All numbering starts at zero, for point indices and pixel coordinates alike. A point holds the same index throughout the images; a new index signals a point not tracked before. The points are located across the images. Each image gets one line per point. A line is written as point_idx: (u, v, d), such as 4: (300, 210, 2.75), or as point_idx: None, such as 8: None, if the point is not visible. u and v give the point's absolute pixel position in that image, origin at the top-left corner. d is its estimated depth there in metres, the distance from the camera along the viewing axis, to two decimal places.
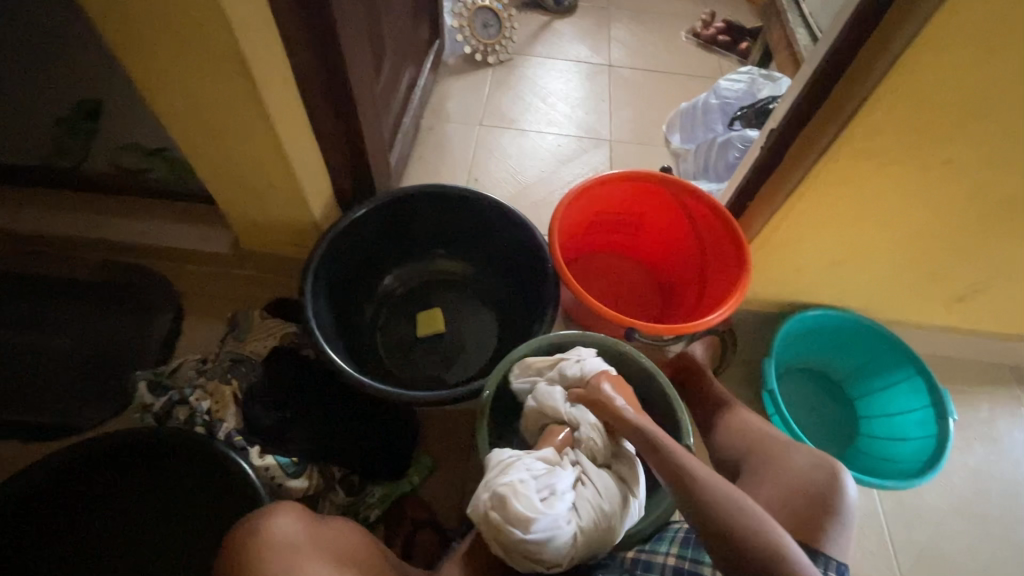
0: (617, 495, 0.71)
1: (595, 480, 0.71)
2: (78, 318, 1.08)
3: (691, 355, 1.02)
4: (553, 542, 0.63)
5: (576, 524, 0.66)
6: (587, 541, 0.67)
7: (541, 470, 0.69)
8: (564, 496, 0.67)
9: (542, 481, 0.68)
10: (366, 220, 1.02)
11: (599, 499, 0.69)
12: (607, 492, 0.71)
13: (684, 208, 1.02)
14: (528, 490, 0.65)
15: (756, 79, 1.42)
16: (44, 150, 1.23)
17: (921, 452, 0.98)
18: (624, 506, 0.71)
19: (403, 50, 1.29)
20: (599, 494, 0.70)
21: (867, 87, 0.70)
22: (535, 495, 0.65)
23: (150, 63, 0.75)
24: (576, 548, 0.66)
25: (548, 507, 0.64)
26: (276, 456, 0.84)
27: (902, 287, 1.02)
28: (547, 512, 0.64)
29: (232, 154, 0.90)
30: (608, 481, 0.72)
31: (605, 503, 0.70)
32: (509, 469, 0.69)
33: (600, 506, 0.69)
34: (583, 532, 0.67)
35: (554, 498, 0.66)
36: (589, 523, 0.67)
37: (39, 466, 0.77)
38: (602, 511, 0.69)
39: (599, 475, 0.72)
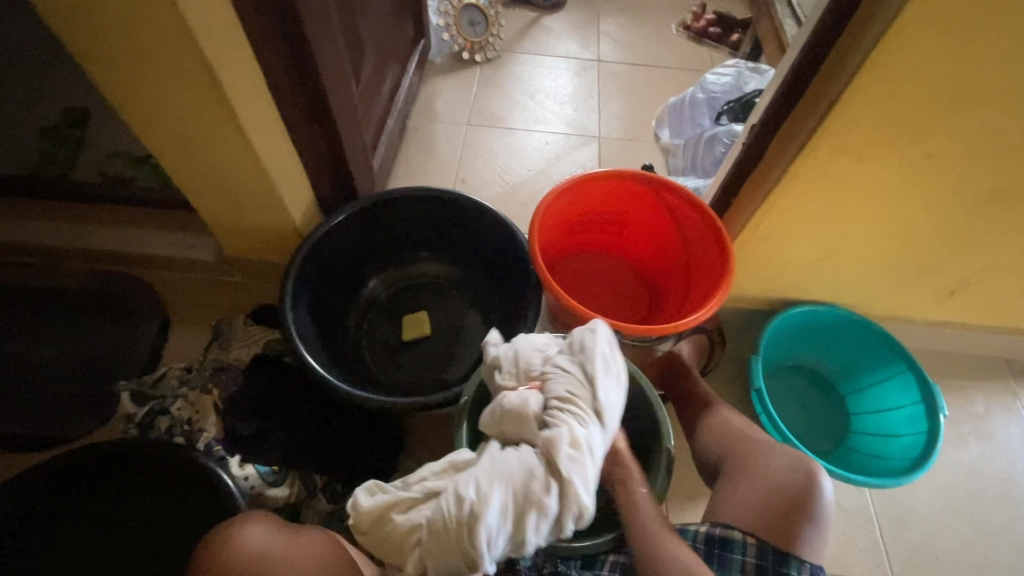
0: (513, 489, 0.54)
1: (485, 481, 0.54)
2: (63, 327, 1.08)
3: (677, 355, 1.01)
4: (392, 536, 0.56)
5: (454, 547, 0.52)
6: (439, 542, 0.53)
7: (421, 485, 0.57)
8: (435, 517, 0.53)
9: (421, 499, 0.56)
10: (347, 224, 1.01)
11: (482, 510, 0.52)
12: (497, 496, 0.53)
13: (668, 207, 1.01)
14: (393, 522, 0.56)
15: (744, 72, 1.41)
16: (30, 161, 1.23)
17: (911, 449, 0.96)
18: (538, 493, 0.53)
19: (385, 50, 1.28)
20: (484, 501, 0.52)
21: (843, 79, 0.69)
22: (401, 526, 0.55)
23: (117, 73, 0.74)
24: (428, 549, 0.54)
25: (379, 496, 0.58)
26: (255, 465, 0.85)
27: (891, 282, 1.01)
28: (373, 502, 0.58)
29: (208, 163, 0.90)
30: (506, 471, 0.55)
31: (493, 513, 0.52)
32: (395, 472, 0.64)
33: (485, 516, 0.51)
34: (464, 551, 0.52)
35: (427, 522, 0.54)
36: (474, 541, 0.51)
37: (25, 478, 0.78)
38: (488, 521, 0.51)
39: (495, 470, 0.55)
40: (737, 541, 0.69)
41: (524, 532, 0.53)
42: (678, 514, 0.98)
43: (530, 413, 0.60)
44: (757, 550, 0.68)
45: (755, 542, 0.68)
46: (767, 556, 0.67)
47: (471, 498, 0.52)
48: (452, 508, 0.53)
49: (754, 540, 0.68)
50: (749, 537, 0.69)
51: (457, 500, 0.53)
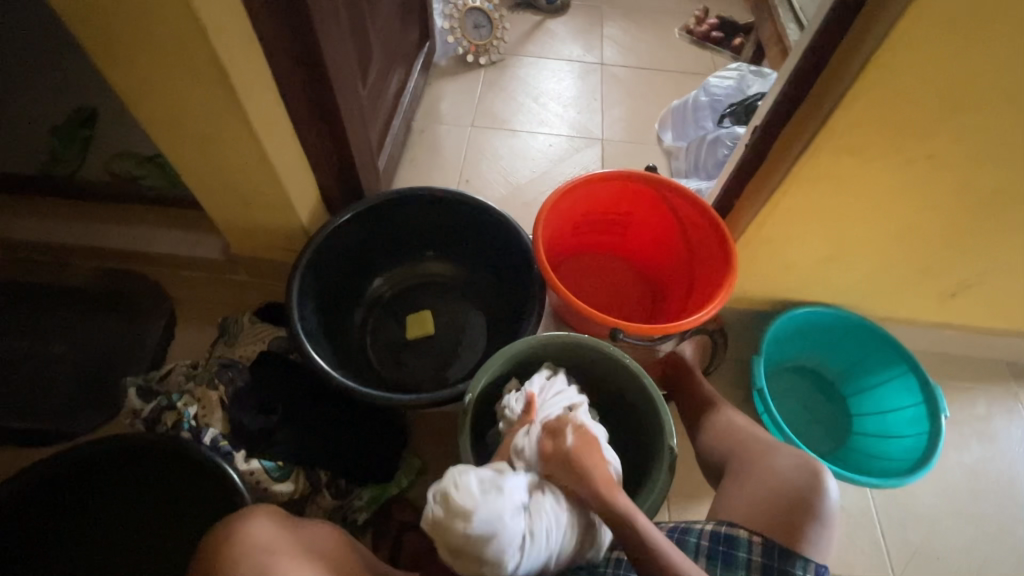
0: (578, 527, 0.67)
1: (568, 511, 0.66)
2: (71, 325, 1.09)
3: (681, 357, 1.02)
4: (495, 540, 0.58)
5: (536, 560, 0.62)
6: (534, 550, 0.62)
7: (519, 497, 0.63)
8: (535, 531, 0.62)
9: (519, 509, 0.62)
10: (353, 223, 1.02)
11: (565, 537, 0.65)
12: (573, 530, 0.66)
13: (671, 208, 1.01)
14: (505, 525, 0.59)
15: (746, 75, 1.42)
16: (39, 159, 1.24)
17: (913, 450, 0.97)
18: (586, 535, 0.68)
19: (391, 52, 1.29)
20: (566, 533, 0.65)
21: (845, 83, 0.70)
22: (511, 532, 0.59)
23: (130, 74, 0.76)
24: (524, 555, 0.61)
25: (488, 498, 0.60)
26: (261, 460, 0.85)
27: (893, 283, 1.01)
28: (486, 503, 0.59)
29: (218, 162, 0.91)
30: (576, 509, 0.67)
31: (568, 544, 0.65)
32: (462, 469, 0.64)
33: (562, 548, 0.65)
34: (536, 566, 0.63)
35: (527, 533, 0.61)
36: (548, 560, 0.64)
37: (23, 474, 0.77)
38: (565, 545, 0.65)
39: (571, 502, 0.67)
40: (743, 539, 0.68)
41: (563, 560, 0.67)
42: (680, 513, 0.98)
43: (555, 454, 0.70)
44: (763, 549, 0.66)
45: (761, 540, 0.67)
46: (773, 554, 0.66)
47: (561, 527, 0.64)
48: (550, 529, 0.63)
49: (760, 539, 0.67)
50: (755, 535, 0.67)
51: (554, 525, 0.64)
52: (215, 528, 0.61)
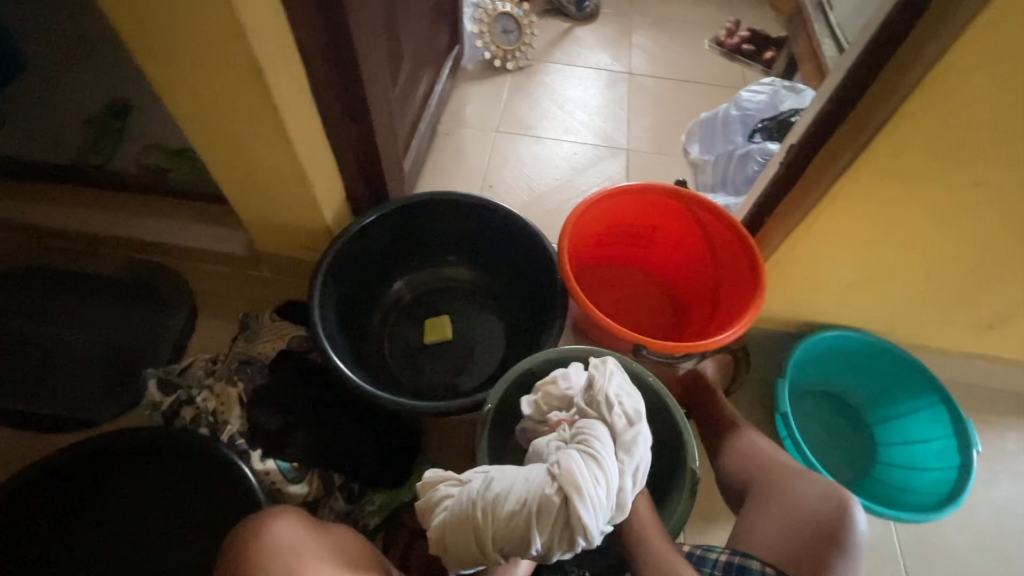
0: (524, 484, 0.58)
1: (509, 470, 0.60)
2: (94, 314, 1.10)
3: (701, 373, 1.00)
4: (425, 498, 0.61)
5: (471, 515, 0.57)
6: (459, 501, 0.59)
7: (467, 473, 0.63)
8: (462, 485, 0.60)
9: (464, 479, 0.62)
10: (378, 226, 1.02)
11: (498, 489, 0.58)
12: (513, 482, 0.59)
13: (700, 224, 1.00)
14: (430, 480, 0.62)
15: (779, 90, 1.39)
16: (72, 148, 1.26)
17: (942, 483, 0.94)
18: (542, 491, 0.57)
19: (421, 55, 1.29)
20: (501, 482, 0.59)
21: (892, 104, 0.68)
22: (440, 491, 0.60)
23: (169, 68, 0.77)
24: (449, 509, 0.58)
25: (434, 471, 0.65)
26: (277, 460, 0.85)
27: (925, 310, 0.98)
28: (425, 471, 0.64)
29: (247, 159, 0.92)
30: (524, 468, 0.61)
31: (506, 491, 0.58)
32: None
33: (499, 495, 0.58)
34: (479, 526, 0.57)
35: (458, 493, 0.59)
36: (489, 513, 0.57)
37: (46, 461, 0.79)
38: (500, 497, 0.57)
39: (520, 464, 0.62)
40: (754, 570, 0.66)
41: (525, 532, 0.56)
42: (695, 535, 0.96)
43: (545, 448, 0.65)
44: None
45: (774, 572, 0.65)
46: None
47: (494, 480, 0.59)
48: (483, 486, 0.59)
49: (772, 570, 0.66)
50: (768, 568, 0.66)
51: (490, 482, 0.59)
52: (240, 527, 0.59)
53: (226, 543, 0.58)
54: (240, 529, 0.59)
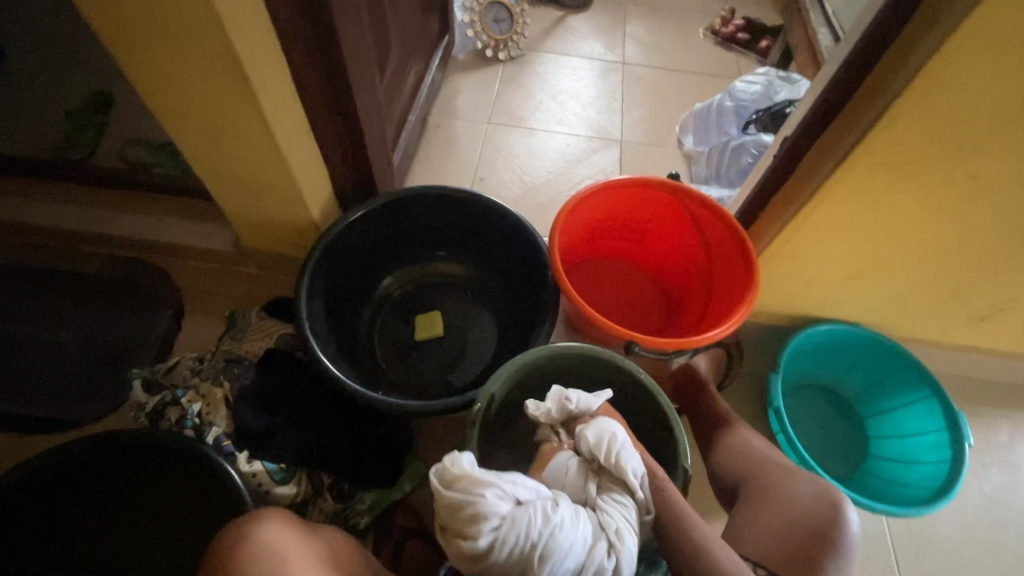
0: (585, 541, 0.56)
1: (570, 518, 0.57)
2: (78, 313, 1.08)
3: (695, 369, 0.98)
4: (471, 506, 0.55)
5: (526, 556, 0.54)
6: (514, 535, 0.54)
7: (515, 488, 0.58)
8: (521, 519, 0.55)
9: (511, 496, 0.57)
10: (365, 221, 1.00)
11: (562, 539, 0.55)
12: (576, 538, 0.56)
13: (693, 217, 0.98)
14: (482, 494, 0.55)
15: (774, 80, 1.36)
16: (52, 143, 1.23)
17: (933, 477, 0.94)
18: (602, 560, 0.56)
19: (410, 45, 1.26)
20: (565, 534, 0.55)
21: (889, 96, 0.66)
22: (488, 505, 0.55)
23: (145, 62, 0.74)
24: (501, 538, 0.54)
25: (480, 472, 0.58)
26: (264, 461, 0.84)
27: (919, 303, 0.98)
28: (472, 475, 0.57)
29: (230, 154, 0.89)
30: (583, 520, 0.58)
31: (569, 547, 0.55)
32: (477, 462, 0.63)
33: (561, 549, 0.54)
34: (529, 569, 0.54)
35: (510, 518, 0.55)
36: (545, 564, 0.54)
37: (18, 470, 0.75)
38: (561, 552, 0.54)
39: (576, 512, 0.59)
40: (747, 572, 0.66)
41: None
42: None
43: (576, 485, 0.66)
44: None
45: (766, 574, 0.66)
46: None
47: (556, 524, 0.55)
48: (545, 529, 0.55)
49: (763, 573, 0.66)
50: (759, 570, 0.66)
51: (552, 527, 0.55)
52: (227, 528, 0.58)
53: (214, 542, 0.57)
54: (228, 529, 0.58)
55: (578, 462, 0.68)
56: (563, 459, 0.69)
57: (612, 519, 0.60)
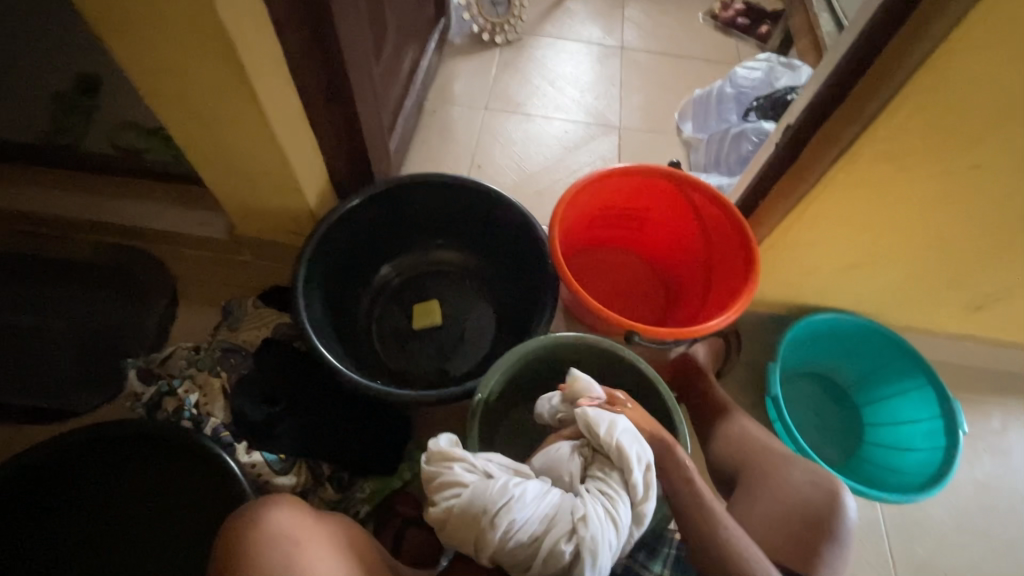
0: (542, 516, 0.55)
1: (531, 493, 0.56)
2: (70, 302, 1.07)
3: (691, 358, 0.99)
4: (439, 476, 0.59)
5: (478, 524, 0.55)
6: (469, 503, 0.56)
7: (486, 463, 0.60)
8: (478, 489, 0.56)
9: (481, 471, 0.59)
10: (362, 209, 0.99)
11: (514, 509, 0.55)
12: (530, 511, 0.55)
13: (693, 206, 0.98)
14: (448, 466, 0.59)
15: (776, 67, 1.34)
16: (39, 127, 1.20)
17: (928, 465, 0.96)
18: (557, 541, 0.54)
19: (405, 28, 1.24)
20: (520, 507, 0.55)
21: (893, 85, 0.66)
22: (453, 475, 0.58)
23: (133, 44, 0.72)
24: (459, 506, 0.56)
25: (456, 447, 0.61)
26: (263, 452, 0.84)
27: (917, 292, 0.98)
28: (448, 447, 0.61)
29: (224, 141, 0.88)
30: (546, 496, 0.57)
31: (522, 519, 0.54)
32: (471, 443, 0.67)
33: (513, 521, 0.54)
34: (484, 538, 0.55)
35: (470, 487, 0.57)
36: (497, 534, 0.54)
37: (9, 462, 0.75)
38: (514, 525, 0.54)
39: (541, 489, 0.57)
40: None
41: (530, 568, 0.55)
42: None
43: (565, 470, 0.62)
44: None
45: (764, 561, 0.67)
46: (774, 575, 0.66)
47: (511, 495, 0.56)
48: (501, 501, 0.55)
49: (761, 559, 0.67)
50: None
51: (509, 501, 0.55)
52: (236, 515, 0.58)
53: (223, 530, 0.57)
54: (236, 516, 0.58)
55: (570, 448, 0.64)
56: (557, 445, 0.66)
57: (589, 507, 0.56)
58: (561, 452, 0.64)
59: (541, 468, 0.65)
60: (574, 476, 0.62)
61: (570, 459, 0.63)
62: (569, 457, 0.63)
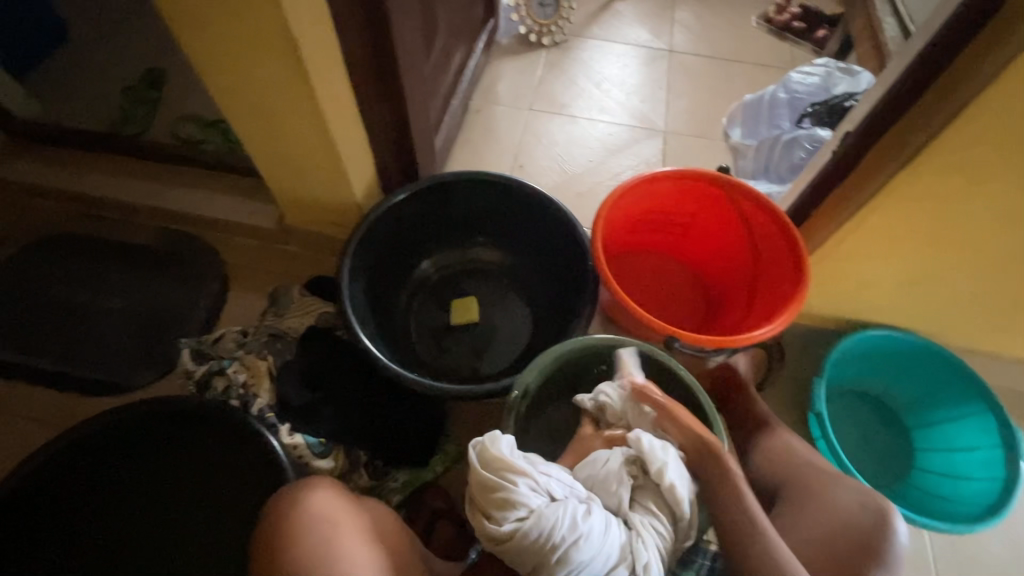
0: (608, 555, 0.59)
1: (596, 528, 0.60)
2: (130, 282, 1.13)
3: (733, 368, 0.96)
4: (504, 492, 0.61)
5: (542, 552, 0.58)
6: (537, 531, 0.58)
7: (549, 484, 0.62)
8: (547, 519, 0.58)
9: (543, 491, 0.62)
10: (407, 205, 1.01)
11: (583, 548, 0.58)
12: (595, 546, 0.59)
13: (741, 213, 0.95)
14: (515, 485, 0.60)
15: (833, 73, 1.29)
16: (110, 118, 1.28)
17: (985, 494, 0.90)
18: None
19: (456, 29, 1.25)
20: (587, 542, 0.58)
21: (966, 94, 0.63)
22: (519, 494, 0.60)
23: (205, 41, 0.76)
24: (526, 530, 0.59)
25: (519, 461, 0.63)
26: (305, 435, 0.86)
27: (979, 312, 0.93)
28: (513, 462, 0.62)
29: (282, 134, 0.91)
30: (609, 530, 0.61)
31: (588, 554, 0.58)
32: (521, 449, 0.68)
33: (579, 556, 0.58)
34: (547, 566, 0.58)
35: (538, 513, 0.59)
36: (561, 567, 0.58)
37: (73, 429, 0.80)
38: (580, 561, 0.58)
39: (604, 522, 0.61)
40: None
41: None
42: None
43: (615, 491, 0.66)
44: None
45: None
46: None
47: (581, 532, 0.59)
48: (570, 535, 0.58)
49: None
50: None
51: (578, 536, 0.58)
52: (281, 493, 0.60)
53: (269, 507, 0.60)
54: (282, 494, 0.60)
55: (619, 463, 0.68)
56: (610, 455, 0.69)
57: (645, 543, 0.62)
58: (612, 466, 0.67)
59: (586, 479, 0.69)
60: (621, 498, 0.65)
61: (620, 479, 0.66)
62: (621, 476, 0.66)
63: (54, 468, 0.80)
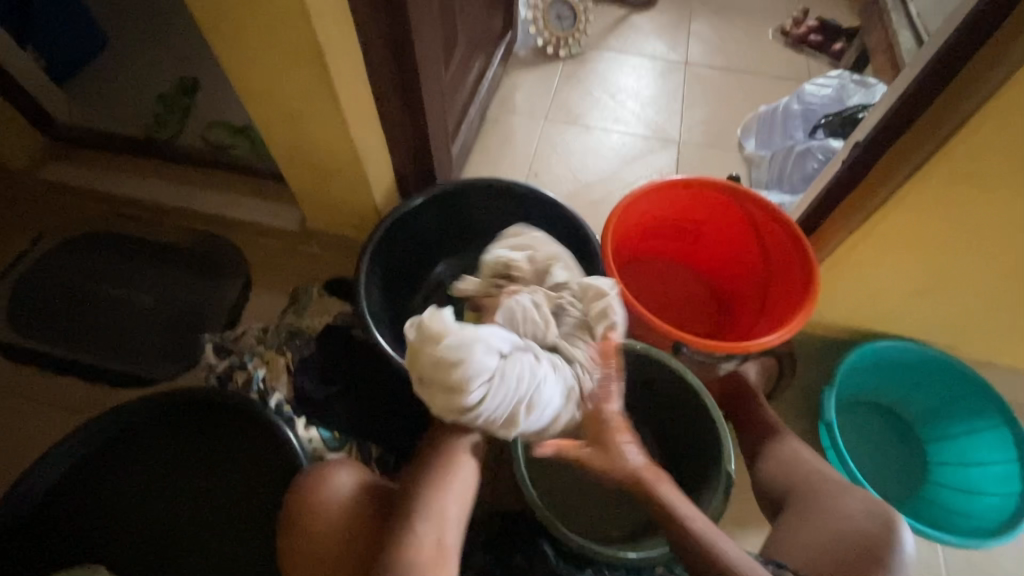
0: (563, 393, 0.69)
1: (545, 367, 0.68)
2: (158, 280, 1.17)
3: (742, 377, 0.98)
4: (462, 364, 0.60)
5: (511, 405, 0.64)
6: (505, 390, 0.63)
7: (495, 339, 0.64)
8: (507, 368, 0.63)
9: (492, 348, 0.63)
10: (424, 209, 1.04)
11: (546, 392, 0.66)
12: (551, 388, 0.67)
13: (751, 221, 0.96)
14: (471, 354, 0.61)
15: (848, 84, 1.30)
16: (144, 124, 1.34)
17: (999, 510, 0.89)
18: (573, 407, 0.70)
19: (474, 40, 1.29)
20: (544, 385, 0.66)
21: (974, 102, 0.63)
22: (480, 360, 0.61)
23: (238, 48, 0.80)
24: (494, 390, 0.62)
25: (465, 330, 0.63)
26: (320, 429, 0.91)
27: (994, 323, 0.92)
28: (460, 332, 0.62)
29: (306, 138, 0.95)
30: (559, 371, 0.70)
31: (549, 397, 0.67)
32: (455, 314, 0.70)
33: (544, 398, 0.66)
34: (518, 421, 0.65)
35: (499, 371, 0.63)
36: (528, 410, 0.66)
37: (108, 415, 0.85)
38: (548, 402, 0.67)
39: (545, 366, 0.68)
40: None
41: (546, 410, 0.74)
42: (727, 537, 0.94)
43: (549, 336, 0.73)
44: None
45: None
46: None
47: (539, 375, 0.66)
48: (527, 378, 0.65)
49: None
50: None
51: (532, 380, 0.66)
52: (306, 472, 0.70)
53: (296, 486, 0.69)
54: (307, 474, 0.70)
55: (542, 309, 0.74)
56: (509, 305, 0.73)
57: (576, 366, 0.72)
58: (536, 308, 0.73)
59: (507, 324, 0.72)
60: (550, 338, 0.74)
61: (548, 322, 0.73)
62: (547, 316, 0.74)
63: (83, 451, 0.85)
